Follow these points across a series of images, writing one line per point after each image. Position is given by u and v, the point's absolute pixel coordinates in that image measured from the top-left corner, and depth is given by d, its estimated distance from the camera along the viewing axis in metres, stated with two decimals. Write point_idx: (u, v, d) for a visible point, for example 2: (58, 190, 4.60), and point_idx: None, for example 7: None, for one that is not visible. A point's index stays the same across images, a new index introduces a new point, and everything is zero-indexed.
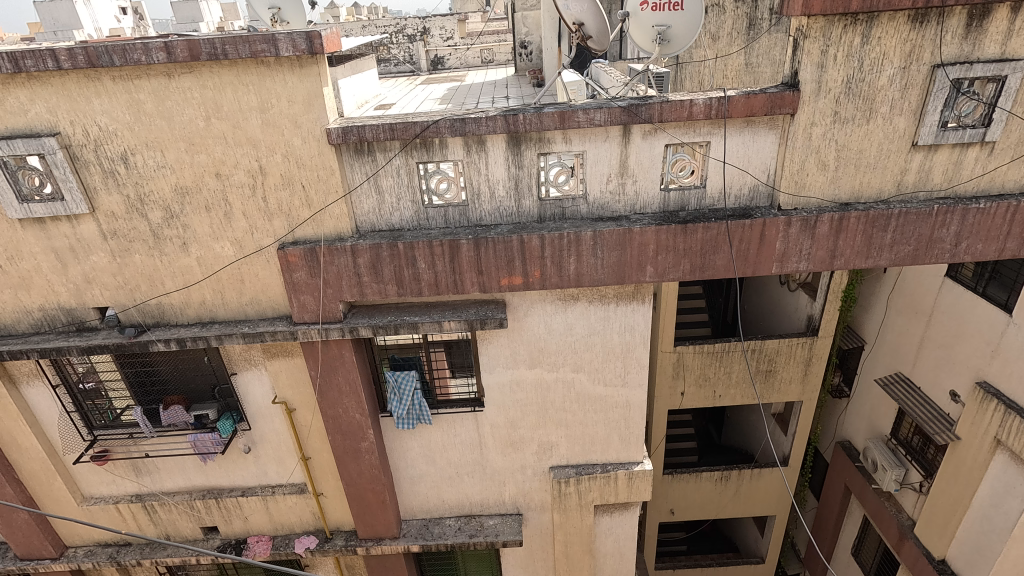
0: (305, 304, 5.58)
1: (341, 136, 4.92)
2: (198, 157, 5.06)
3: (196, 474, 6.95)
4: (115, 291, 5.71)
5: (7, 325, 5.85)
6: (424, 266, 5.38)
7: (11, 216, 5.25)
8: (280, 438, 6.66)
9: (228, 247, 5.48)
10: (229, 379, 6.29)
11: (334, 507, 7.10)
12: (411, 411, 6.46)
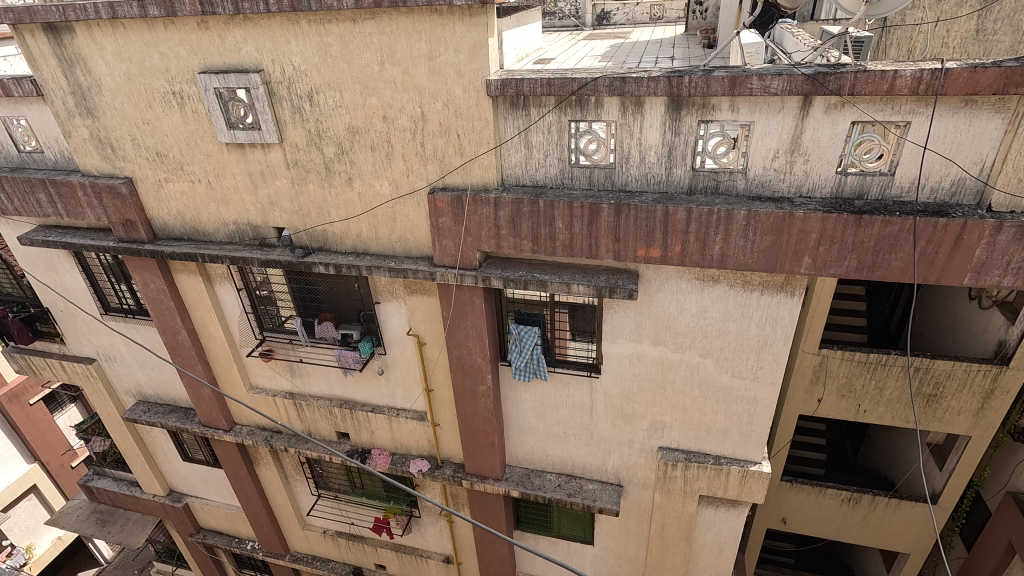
0: (446, 249, 5.90)
1: (499, 89, 4.99)
2: (370, 99, 5.46)
3: (337, 384, 7.87)
4: (291, 215, 6.49)
5: (209, 233, 6.95)
6: (561, 226, 5.38)
7: (220, 140, 6.13)
8: (409, 368, 7.26)
9: (386, 185, 5.92)
10: (374, 306, 6.92)
11: (447, 439, 7.65)
12: (529, 364, 6.58)
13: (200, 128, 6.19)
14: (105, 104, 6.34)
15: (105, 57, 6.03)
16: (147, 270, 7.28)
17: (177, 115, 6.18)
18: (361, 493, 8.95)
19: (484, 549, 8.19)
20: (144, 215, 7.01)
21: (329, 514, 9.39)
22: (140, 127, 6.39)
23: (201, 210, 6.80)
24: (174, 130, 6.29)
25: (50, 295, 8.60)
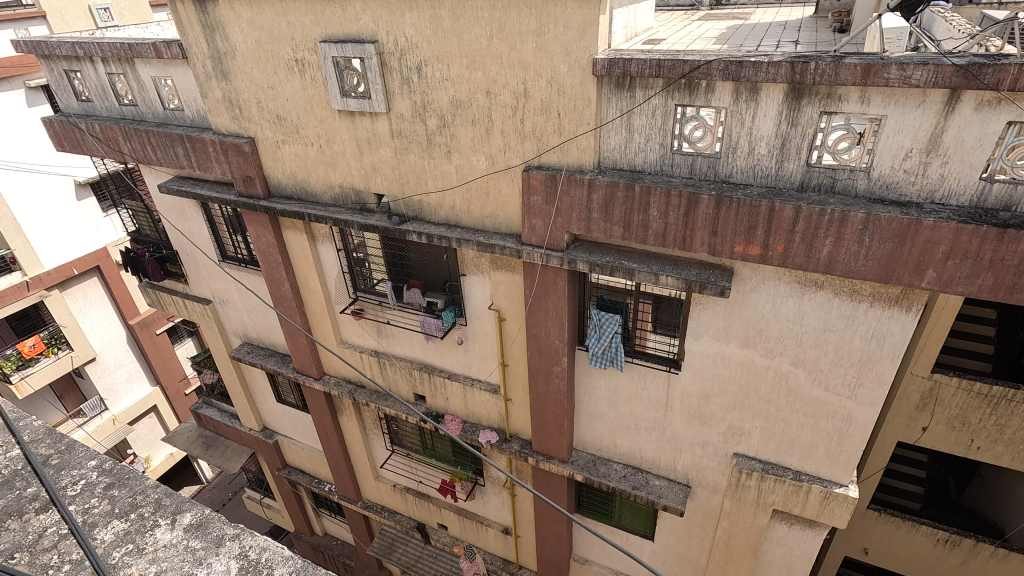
0: (535, 228, 5.91)
1: (605, 68, 4.85)
2: (475, 74, 5.53)
3: (418, 349, 8.21)
4: (391, 182, 6.77)
5: (317, 194, 7.42)
6: (655, 215, 5.21)
7: (334, 107, 6.48)
8: (488, 341, 7.42)
9: (482, 160, 6.00)
10: (460, 277, 7.10)
11: (518, 415, 7.78)
12: (607, 352, 6.49)
13: (317, 94, 6.58)
14: (237, 68, 6.90)
15: (240, 24, 6.54)
16: (260, 224, 7.93)
17: (298, 81, 6.60)
18: (432, 454, 9.35)
19: (543, 527, 8.33)
20: (261, 174, 7.60)
21: (399, 470, 9.91)
22: (265, 91, 6.90)
23: (311, 172, 7.26)
24: (294, 95, 6.73)
25: (179, 239, 9.60)
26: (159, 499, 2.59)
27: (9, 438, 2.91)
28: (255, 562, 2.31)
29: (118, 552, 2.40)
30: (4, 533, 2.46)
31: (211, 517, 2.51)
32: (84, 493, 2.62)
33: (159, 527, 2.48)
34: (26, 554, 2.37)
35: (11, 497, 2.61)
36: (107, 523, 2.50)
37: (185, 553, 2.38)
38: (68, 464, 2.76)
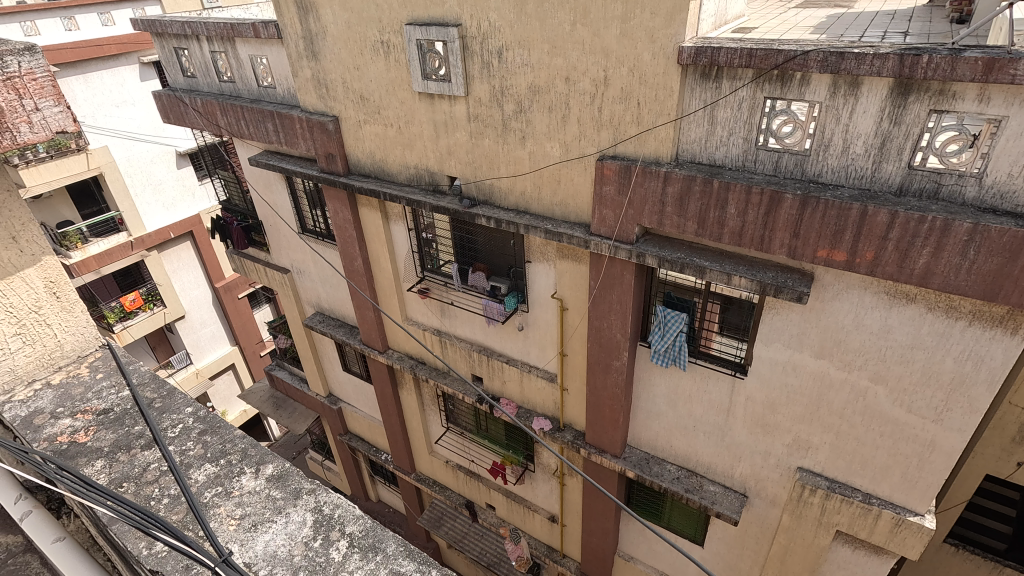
0: (605, 219, 5.82)
1: (691, 57, 4.66)
2: (555, 60, 5.47)
3: (479, 331, 8.34)
4: (464, 166, 6.85)
5: (393, 174, 7.64)
6: (733, 212, 4.99)
7: (414, 89, 6.63)
8: (548, 329, 7.42)
9: (556, 147, 5.95)
10: (525, 264, 7.12)
11: (572, 406, 7.77)
12: (669, 350, 6.33)
13: (399, 76, 6.74)
14: (327, 49, 7.18)
15: (332, 6, 6.79)
16: (338, 200, 8.27)
17: (382, 63, 6.79)
18: (485, 435, 9.52)
19: (589, 519, 8.32)
20: (343, 151, 7.90)
21: (453, 447, 10.16)
22: (351, 71, 7.15)
23: (389, 152, 7.48)
24: (377, 77, 6.93)
25: (264, 210, 10.20)
26: (245, 448, 2.71)
27: (118, 379, 3.08)
28: (327, 518, 2.42)
29: (208, 494, 2.52)
30: (112, 465, 2.62)
31: (290, 471, 2.61)
32: (181, 436, 2.75)
33: (245, 474, 2.59)
34: (131, 487, 2.52)
35: (119, 433, 2.77)
36: (200, 466, 2.62)
37: (267, 501, 2.48)
38: (168, 409, 2.91)
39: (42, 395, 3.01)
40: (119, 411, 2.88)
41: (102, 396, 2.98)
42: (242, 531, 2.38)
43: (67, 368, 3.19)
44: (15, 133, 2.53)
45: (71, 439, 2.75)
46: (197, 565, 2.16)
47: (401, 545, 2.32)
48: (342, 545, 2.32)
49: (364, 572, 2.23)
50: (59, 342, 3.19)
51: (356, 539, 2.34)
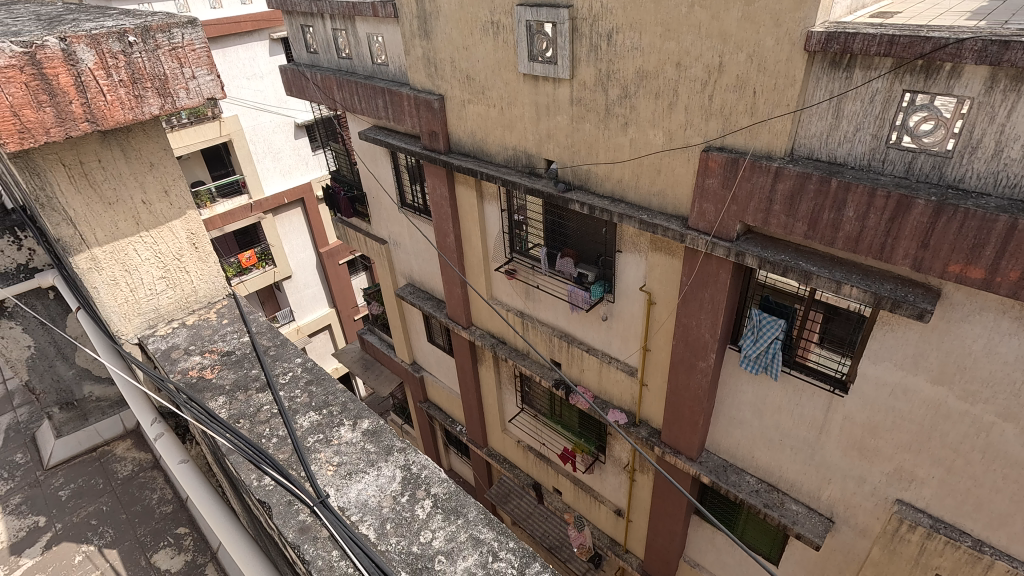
0: (704, 213, 5.55)
1: (821, 44, 4.26)
2: (668, 45, 5.24)
3: (562, 317, 8.33)
4: (562, 150, 6.78)
5: (491, 155, 7.73)
6: (851, 216, 4.57)
7: (520, 71, 6.64)
8: (632, 321, 7.26)
9: (660, 135, 5.73)
10: (615, 253, 6.99)
11: (650, 402, 7.57)
12: (761, 357, 5.94)
13: (506, 57, 6.78)
14: (439, 28, 7.37)
15: None
16: (437, 177, 8.54)
17: (491, 44, 6.86)
18: (558, 420, 9.56)
19: (656, 518, 8.16)
20: (445, 130, 8.12)
21: (525, 428, 10.30)
22: (460, 51, 7.29)
23: (489, 132, 7.57)
24: (485, 57, 7.02)
25: (369, 182, 10.74)
26: (345, 402, 2.76)
27: (241, 326, 3.35)
28: (414, 477, 2.38)
29: (311, 438, 2.58)
30: (232, 401, 2.79)
31: (384, 428, 2.62)
32: (290, 383, 2.88)
33: (343, 425, 2.63)
34: (247, 423, 2.65)
35: (239, 374, 2.96)
36: (305, 412, 2.71)
37: (362, 453, 2.49)
38: (280, 357, 3.06)
39: (176, 334, 3.32)
40: (240, 355, 3.11)
41: (227, 339, 3.25)
42: (337, 477, 2.39)
43: (199, 312, 3.50)
44: (174, 98, 2.83)
45: (199, 374, 2.99)
46: (298, 505, 2.23)
47: (484, 513, 2.26)
48: (427, 504, 2.28)
49: (446, 534, 2.18)
50: (194, 286, 3.48)
51: (440, 500, 2.29)
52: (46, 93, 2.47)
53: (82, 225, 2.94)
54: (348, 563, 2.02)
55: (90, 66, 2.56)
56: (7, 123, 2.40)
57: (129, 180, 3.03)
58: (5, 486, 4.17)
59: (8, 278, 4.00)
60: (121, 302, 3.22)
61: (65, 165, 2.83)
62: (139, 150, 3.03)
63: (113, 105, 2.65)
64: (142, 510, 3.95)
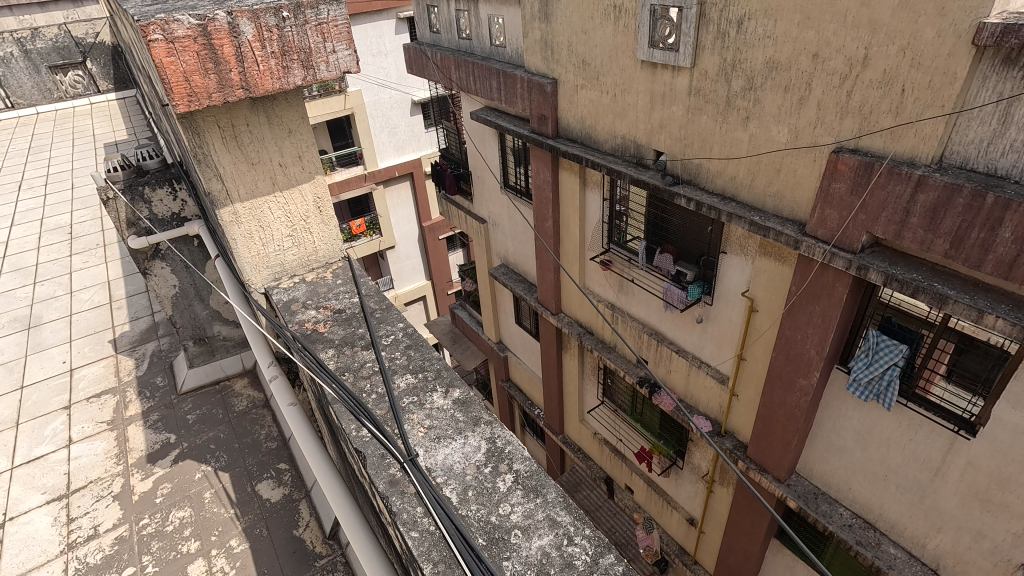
0: (826, 219, 5.09)
1: (993, 38, 3.71)
2: (806, 33, 4.82)
3: (654, 314, 8.09)
4: (674, 142, 6.49)
5: (599, 142, 7.60)
6: (1007, 237, 3.98)
7: (638, 57, 6.43)
8: (730, 327, 6.89)
9: (784, 132, 5.30)
10: (719, 254, 6.64)
11: (740, 414, 7.18)
12: (874, 384, 5.36)
13: (625, 43, 6.59)
14: (560, 11, 7.31)
15: None
16: (542, 161, 8.56)
17: (611, 28, 6.69)
18: (638, 418, 9.35)
19: (732, 534, 7.79)
20: (555, 114, 8.08)
21: (603, 422, 10.19)
22: (579, 35, 7.19)
23: (599, 119, 7.43)
24: (603, 42, 6.87)
25: (475, 161, 10.99)
26: (440, 369, 2.90)
27: (352, 287, 3.61)
28: (499, 451, 2.45)
29: (406, 399, 2.73)
30: (340, 354, 3.01)
31: (474, 399, 2.72)
32: (392, 344, 3.07)
33: (436, 392, 2.77)
34: (351, 376, 2.85)
35: (347, 331, 3.19)
36: (403, 373, 2.87)
37: (452, 421, 2.60)
38: (385, 320, 3.27)
39: (296, 288, 3.62)
40: (349, 314, 3.35)
41: (339, 298, 3.51)
42: (427, 439, 2.50)
43: (317, 270, 3.81)
44: (315, 70, 3.05)
45: (313, 326, 3.25)
46: (390, 458, 2.36)
47: (563, 497, 2.26)
48: (509, 479, 2.32)
49: (524, 510, 2.20)
50: (316, 245, 3.78)
51: (521, 477, 2.33)
52: (212, 62, 2.74)
53: (229, 182, 3.24)
54: (430, 521, 2.10)
55: (249, 38, 2.81)
56: (180, 87, 2.68)
57: (271, 143, 3.30)
58: (147, 403, 4.85)
59: (165, 224, 4.57)
60: (254, 254, 3.52)
61: (220, 127, 3.11)
62: (281, 117, 3.29)
63: (264, 74, 2.91)
64: (251, 443, 4.43)
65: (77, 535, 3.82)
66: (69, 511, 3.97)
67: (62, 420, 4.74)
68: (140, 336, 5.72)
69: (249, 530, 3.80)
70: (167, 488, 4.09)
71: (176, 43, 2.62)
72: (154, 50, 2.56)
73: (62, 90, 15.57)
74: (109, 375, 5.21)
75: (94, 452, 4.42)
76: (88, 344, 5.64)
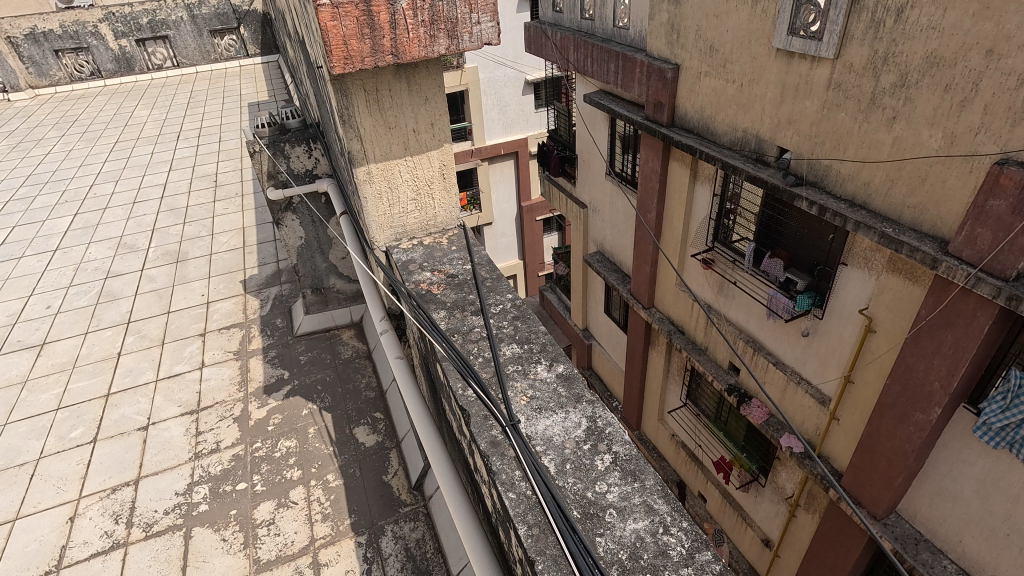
0: (975, 239, 4.42)
1: None
2: (982, 26, 4.17)
3: (754, 321, 7.62)
4: (802, 139, 5.92)
5: (716, 134, 7.17)
6: None
7: (774, 45, 5.93)
8: (840, 345, 6.31)
9: (937, 137, 4.65)
10: (837, 265, 6.09)
11: (838, 440, 6.59)
12: (1008, 431, 4.74)
13: (761, 29, 6.10)
14: None
15: None
16: (653, 150, 8.30)
17: (746, 13, 6.24)
18: (721, 427, 8.89)
19: (811, 564, 7.31)
20: (673, 102, 7.76)
21: (684, 424, 9.86)
22: (710, 19, 6.77)
23: (720, 110, 6.99)
24: (736, 27, 6.42)
25: (584, 145, 10.84)
26: (545, 343, 2.96)
27: (466, 254, 3.74)
28: (599, 430, 2.46)
29: (511, 367, 2.82)
30: (450, 316, 3.15)
31: (577, 376, 2.74)
32: (500, 313, 3.16)
33: (540, 364, 2.82)
34: (460, 338, 2.97)
35: (459, 295, 3.32)
36: (509, 342, 2.96)
37: (554, 394, 2.64)
38: (495, 290, 3.37)
39: (414, 250, 3.77)
40: (462, 280, 3.47)
41: (453, 263, 3.64)
42: (529, 408, 2.56)
43: (434, 235, 3.95)
44: (459, 40, 3.10)
45: (428, 287, 3.39)
46: (492, 420, 2.45)
47: (662, 485, 2.24)
48: (607, 459, 2.33)
49: (621, 491, 2.20)
50: (436, 212, 3.91)
51: (620, 459, 2.33)
52: (369, 27, 2.86)
53: (367, 142, 3.42)
54: (528, 486, 2.16)
55: (403, 6, 2.92)
56: (339, 50, 2.83)
57: (407, 108, 3.46)
58: (267, 340, 5.38)
59: (300, 179, 4.96)
60: (380, 213, 3.71)
61: (365, 89, 3.30)
62: (419, 84, 3.45)
63: (413, 42, 2.99)
64: (352, 389, 4.77)
65: (203, 447, 4.35)
66: (198, 425, 4.53)
67: (198, 345, 5.38)
68: (267, 279, 6.30)
69: (343, 468, 4.13)
70: (278, 419, 4.53)
71: (340, 8, 2.76)
72: (321, 13, 2.73)
73: (218, 52, 17.26)
74: (238, 311, 5.81)
75: (221, 376, 4.99)
76: (224, 281, 6.32)
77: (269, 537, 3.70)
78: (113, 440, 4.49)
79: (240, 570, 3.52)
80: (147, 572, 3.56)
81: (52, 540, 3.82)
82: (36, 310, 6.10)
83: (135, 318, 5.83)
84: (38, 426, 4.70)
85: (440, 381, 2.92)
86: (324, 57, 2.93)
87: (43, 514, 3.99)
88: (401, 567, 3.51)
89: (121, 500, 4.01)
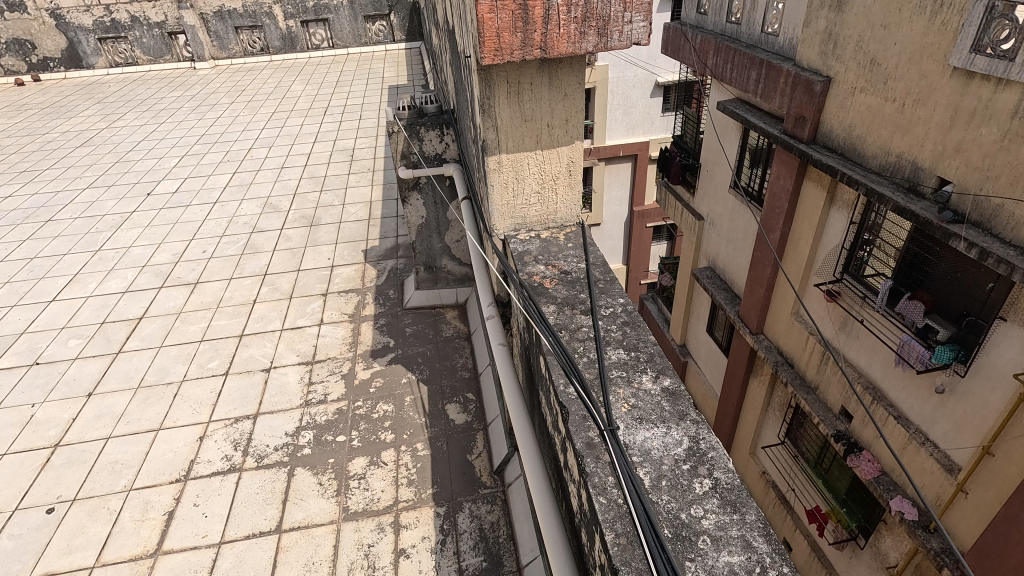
0: None
1: None
2: None
3: (878, 366, 6.85)
4: (971, 171, 5.20)
5: (864, 155, 6.50)
6: None
7: (952, 62, 5.24)
8: (983, 411, 5.50)
9: None
10: (993, 319, 5.31)
11: (962, 516, 5.77)
12: None
13: (936, 44, 5.41)
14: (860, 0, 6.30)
15: None
16: (787, 167, 7.74)
17: (922, 24, 5.55)
18: (820, 475, 8.11)
19: None
20: (818, 117, 7.15)
21: (779, 463, 9.17)
22: (876, 30, 6.12)
23: (873, 130, 6.32)
24: (906, 41, 5.76)
25: (711, 154, 10.33)
26: (653, 354, 2.88)
27: (581, 253, 3.73)
28: (700, 452, 2.36)
29: (615, 372, 2.78)
30: (560, 311, 3.16)
31: (684, 393, 2.64)
32: (610, 317, 3.13)
33: (646, 374, 2.76)
34: (567, 335, 2.98)
35: (570, 292, 3.32)
36: (616, 347, 2.93)
37: (657, 407, 2.57)
38: (607, 292, 3.34)
39: (531, 242, 3.83)
40: (575, 277, 3.47)
41: (567, 260, 3.64)
42: (629, 416, 2.52)
43: (552, 229, 3.97)
44: (608, 38, 3.06)
45: (540, 280, 3.44)
46: (590, 423, 2.43)
47: (764, 523, 2.10)
48: (706, 484, 2.23)
49: (717, 520, 2.11)
50: (557, 207, 3.93)
51: (721, 487, 2.22)
52: (522, 21, 2.92)
53: (501, 133, 3.52)
54: (620, 494, 2.13)
55: (559, 2, 2.94)
56: (491, 42, 2.93)
57: (545, 103, 3.52)
58: (379, 308, 5.76)
59: (429, 162, 5.22)
60: (503, 202, 3.79)
61: (508, 82, 3.40)
62: (560, 80, 3.48)
63: (562, 38, 3.02)
64: (449, 366, 4.98)
65: (312, 396, 4.76)
66: (311, 375, 4.98)
67: (319, 303, 5.89)
68: (385, 252, 6.72)
69: (432, 440, 4.32)
70: (379, 383, 4.84)
71: (498, 2, 2.84)
72: (480, 6, 2.83)
73: (369, 36, 18.31)
74: (356, 278, 6.27)
75: (335, 335, 5.44)
76: (348, 249, 6.84)
77: (359, 490, 3.99)
78: (241, 376, 5.05)
79: (330, 514, 3.84)
80: (254, 498, 3.99)
81: (185, 453, 4.39)
82: (194, 253, 6.98)
83: (271, 272, 6.49)
84: (184, 352, 5.41)
85: (540, 373, 2.95)
86: (476, 47, 3.04)
87: (180, 430, 4.59)
88: (473, 545, 3.63)
89: (241, 430, 4.51)
